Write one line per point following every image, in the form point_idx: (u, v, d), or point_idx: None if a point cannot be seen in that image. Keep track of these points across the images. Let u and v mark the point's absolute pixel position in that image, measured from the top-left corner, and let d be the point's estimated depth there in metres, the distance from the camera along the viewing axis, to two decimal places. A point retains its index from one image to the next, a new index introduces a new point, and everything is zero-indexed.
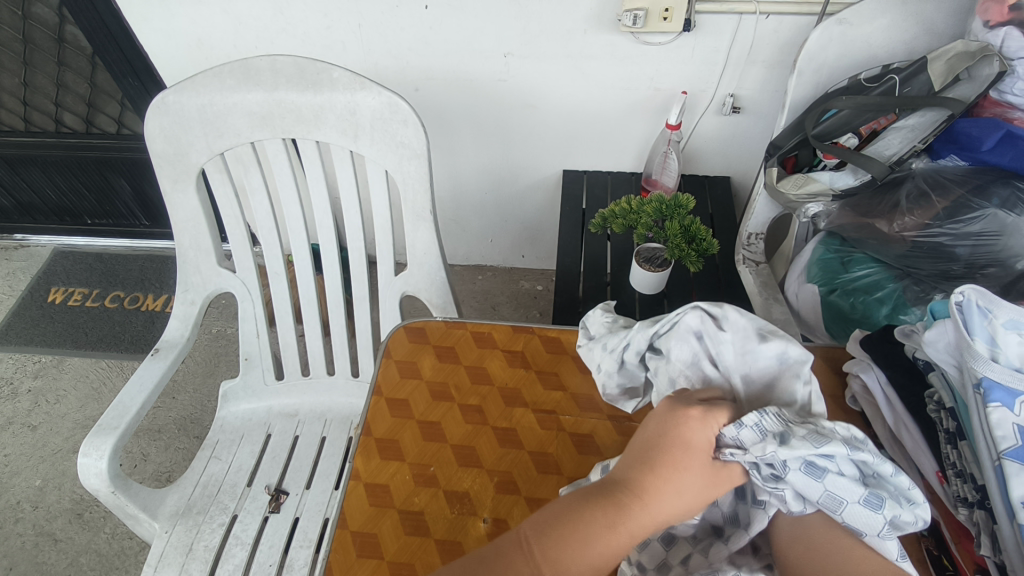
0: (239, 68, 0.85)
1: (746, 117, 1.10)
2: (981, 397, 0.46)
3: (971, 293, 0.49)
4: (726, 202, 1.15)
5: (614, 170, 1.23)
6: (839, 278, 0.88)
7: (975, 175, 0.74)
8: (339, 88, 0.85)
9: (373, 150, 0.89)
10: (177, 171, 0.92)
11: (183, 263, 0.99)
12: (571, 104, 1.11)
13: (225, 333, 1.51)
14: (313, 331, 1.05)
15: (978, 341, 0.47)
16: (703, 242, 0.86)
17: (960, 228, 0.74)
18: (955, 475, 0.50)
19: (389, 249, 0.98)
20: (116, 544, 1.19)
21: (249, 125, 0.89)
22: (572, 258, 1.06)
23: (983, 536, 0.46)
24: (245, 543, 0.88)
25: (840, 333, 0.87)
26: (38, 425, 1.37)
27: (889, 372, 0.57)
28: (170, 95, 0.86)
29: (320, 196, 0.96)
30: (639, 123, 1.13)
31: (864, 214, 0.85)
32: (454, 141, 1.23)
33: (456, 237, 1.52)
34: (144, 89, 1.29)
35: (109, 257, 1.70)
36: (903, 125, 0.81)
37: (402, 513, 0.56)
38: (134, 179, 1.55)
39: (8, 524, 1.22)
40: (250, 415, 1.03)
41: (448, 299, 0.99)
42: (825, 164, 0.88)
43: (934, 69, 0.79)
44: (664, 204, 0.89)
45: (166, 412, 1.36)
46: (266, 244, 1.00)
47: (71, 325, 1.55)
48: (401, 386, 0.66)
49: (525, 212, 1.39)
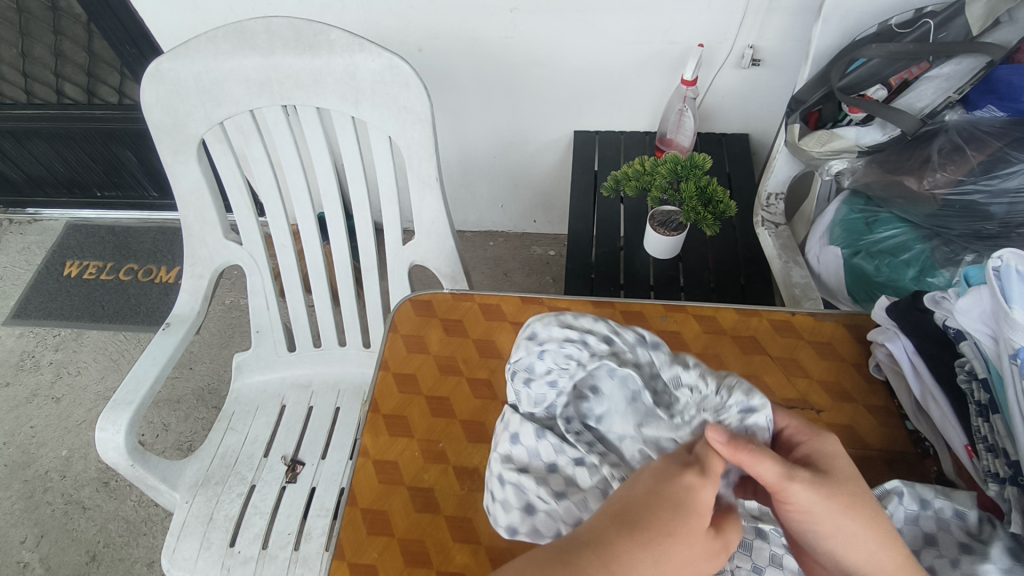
0: (233, 32, 0.81)
1: (766, 70, 1.04)
2: (1017, 368, 0.44)
3: (1009, 258, 0.46)
4: (744, 161, 1.10)
5: (626, 130, 1.18)
6: (864, 240, 0.84)
7: (1014, 127, 0.70)
8: (338, 50, 0.81)
9: (375, 116, 0.86)
10: (176, 143, 0.90)
11: (189, 236, 0.98)
12: (580, 61, 1.06)
13: (239, 305, 1.51)
14: (322, 302, 1.04)
15: (1016, 308, 0.44)
16: (721, 204, 0.82)
17: (995, 184, 0.70)
18: (986, 449, 0.48)
19: (396, 218, 0.95)
20: (142, 512, 1.22)
21: (247, 92, 0.87)
22: (584, 222, 1.03)
23: (1014, 513, 0.44)
24: (264, 512, 0.89)
25: (862, 296, 0.84)
26: (62, 397, 1.39)
27: (916, 341, 0.54)
28: (165, 62, 0.83)
29: (323, 165, 0.94)
30: (652, 78, 1.08)
31: (892, 171, 0.81)
32: (460, 104, 1.19)
33: (466, 203, 1.49)
34: (143, 55, 1.25)
35: (121, 230, 1.70)
36: (936, 74, 0.74)
37: (411, 491, 0.56)
38: (139, 150, 1.53)
39: (38, 493, 1.25)
40: (264, 386, 1.03)
41: (457, 268, 0.97)
42: (850, 119, 0.82)
43: (973, 12, 0.72)
44: (679, 164, 0.85)
45: (183, 383, 1.37)
46: (271, 214, 0.99)
47: (87, 298, 1.56)
48: (408, 361, 0.65)
49: (535, 174, 1.35)
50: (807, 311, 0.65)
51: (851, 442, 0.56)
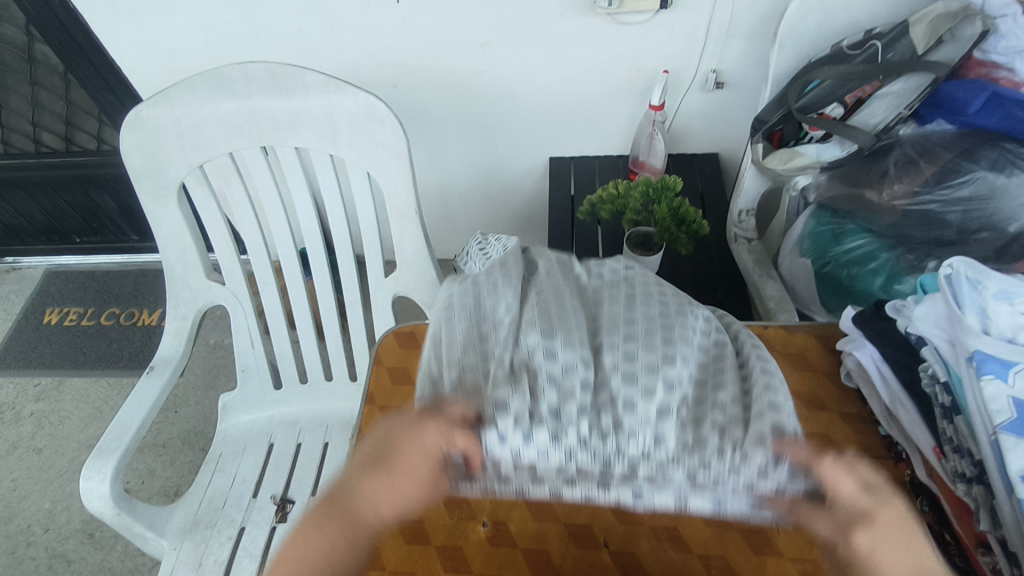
0: (209, 78, 0.83)
1: (730, 93, 1.08)
2: (973, 370, 0.46)
3: (960, 266, 0.50)
4: (716, 181, 1.14)
5: (600, 154, 1.21)
6: (833, 251, 0.86)
7: (964, 138, 0.73)
8: (313, 91, 0.83)
9: (353, 153, 0.88)
10: (157, 187, 0.91)
11: (171, 279, 0.98)
12: (553, 91, 1.10)
13: (223, 344, 1.50)
14: (307, 338, 1.05)
15: (968, 314, 0.47)
16: (694, 224, 0.84)
17: (950, 193, 0.73)
18: (953, 451, 0.49)
19: (377, 251, 0.97)
20: (129, 561, 1.19)
21: (225, 135, 0.88)
22: (563, 246, 1.05)
23: (982, 512, 0.45)
24: (255, 555, 0.88)
25: (836, 305, 0.88)
26: (44, 448, 1.37)
27: (883, 348, 0.56)
28: (143, 110, 0.84)
29: (303, 203, 0.95)
30: (622, 105, 1.11)
31: (854, 184, 0.83)
32: (438, 137, 1.21)
33: (447, 234, 1.51)
34: (121, 102, 1.27)
35: (102, 275, 1.69)
36: (888, 91, 0.78)
37: (402, 522, 0.57)
38: (118, 195, 1.53)
39: (21, 548, 1.22)
40: (251, 425, 1.03)
41: (439, 298, 0.98)
42: (811, 137, 0.88)
43: (917, 32, 0.77)
44: (651, 186, 0.87)
45: (169, 426, 1.36)
46: (253, 253, 1.00)
47: (69, 344, 1.54)
48: (393, 394, 0.65)
49: (514, 203, 1.38)
50: (779, 323, 0.67)
51: (827, 450, 0.58)
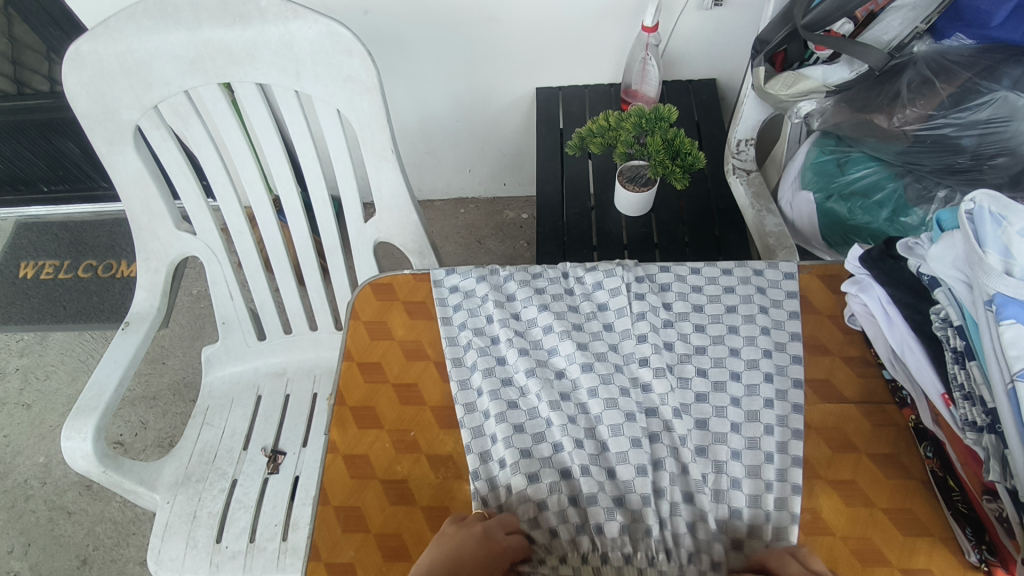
0: (155, 6, 0.75)
1: (729, 10, 0.99)
2: (992, 314, 0.46)
3: (982, 200, 0.48)
4: (713, 108, 1.07)
5: (591, 83, 1.13)
6: (836, 183, 0.82)
7: (984, 54, 0.67)
8: (270, 19, 0.76)
9: (319, 87, 0.81)
10: (111, 131, 0.84)
11: (139, 230, 0.92)
12: (535, 13, 1.01)
13: (206, 293, 1.46)
14: (287, 287, 1.00)
15: (990, 253, 0.46)
16: (689, 157, 0.78)
17: (967, 116, 0.67)
18: (963, 398, 0.49)
19: (354, 194, 0.91)
20: (129, 512, 1.20)
21: (178, 70, 0.80)
22: (552, 183, 0.99)
23: (992, 461, 0.46)
24: (248, 506, 0.87)
25: (837, 240, 0.84)
26: (32, 404, 1.35)
27: (890, 290, 0.55)
28: (84, 44, 0.76)
29: (271, 145, 0.88)
30: (613, 27, 1.03)
31: (862, 109, 0.77)
32: (415, 67, 1.12)
33: (432, 172, 1.44)
34: (67, 37, 1.17)
35: (74, 225, 1.62)
36: (902, 4, 0.70)
37: (385, 483, 0.55)
38: (78, 141, 1.44)
39: (19, 502, 1.23)
40: (237, 377, 1.00)
41: (423, 242, 0.93)
42: (818, 57, 0.79)
43: None
44: (644, 117, 0.81)
45: (158, 378, 1.34)
46: (223, 199, 0.93)
47: (47, 299, 1.50)
48: (372, 349, 0.63)
49: (500, 137, 1.30)
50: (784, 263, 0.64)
51: (831, 398, 0.57)
